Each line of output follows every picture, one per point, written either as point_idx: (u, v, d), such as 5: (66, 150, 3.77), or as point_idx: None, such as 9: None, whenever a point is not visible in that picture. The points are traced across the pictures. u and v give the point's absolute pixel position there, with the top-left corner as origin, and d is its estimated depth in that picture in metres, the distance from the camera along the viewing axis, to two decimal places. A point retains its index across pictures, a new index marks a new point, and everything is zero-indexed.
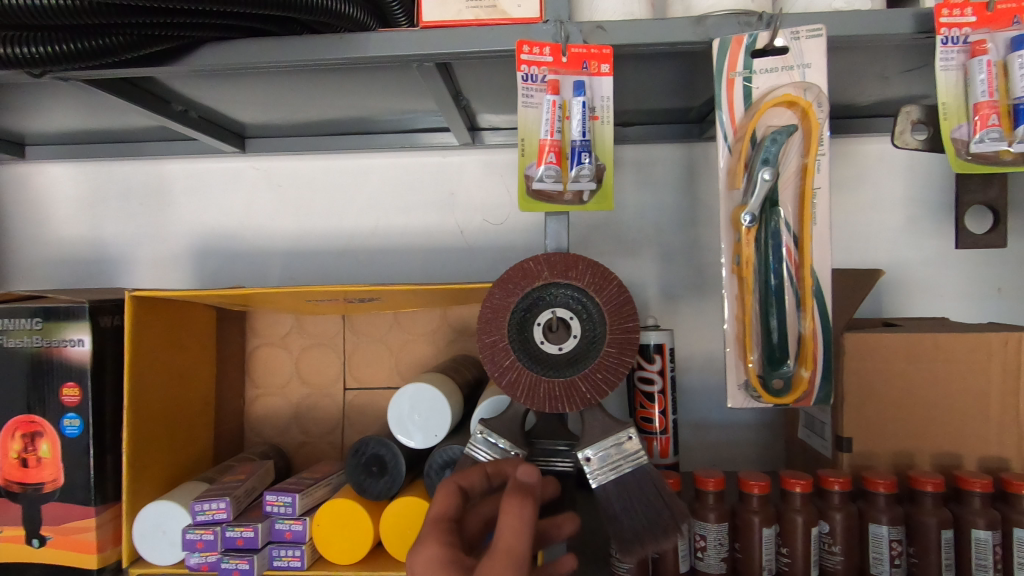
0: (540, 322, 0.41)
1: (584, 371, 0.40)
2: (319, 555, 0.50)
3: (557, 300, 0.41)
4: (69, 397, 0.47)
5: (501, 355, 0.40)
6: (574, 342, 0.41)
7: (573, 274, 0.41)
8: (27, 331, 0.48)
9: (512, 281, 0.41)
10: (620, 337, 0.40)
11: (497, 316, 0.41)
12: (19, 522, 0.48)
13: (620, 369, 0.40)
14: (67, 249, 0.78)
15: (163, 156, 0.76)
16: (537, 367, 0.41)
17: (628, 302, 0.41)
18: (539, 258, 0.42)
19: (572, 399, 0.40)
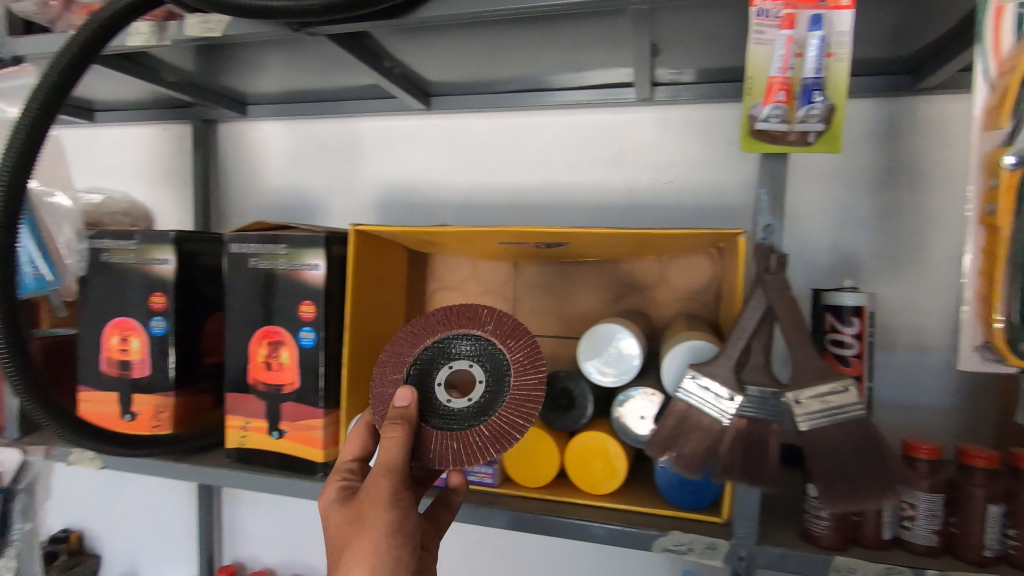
0: (447, 366, 0.49)
1: (444, 432, 0.46)
2: (506, 477, 0.54)
3: (474, 354, 0.49)
4: (306, 313, 0.55)
5: (396, 368, 0.49)
6: (462, 405, 0.47)
7: (509, 344, 0.48)
8: (273, 255, 0.56)
9: (454, 318, 0.49)
10: (497, 427, 0.45)
11: (417, 336, 0.50)
12: (264, 416, 0.57)
13: (475, 453, 0.44)
14: (275, 198, 0.89)
15: (357, 115, 0.84)
16: (420, 393, 0.48)
17: (533, 403, 0.45)
18: (493, 313, 0.49)
19: (433, 451, 0.45)
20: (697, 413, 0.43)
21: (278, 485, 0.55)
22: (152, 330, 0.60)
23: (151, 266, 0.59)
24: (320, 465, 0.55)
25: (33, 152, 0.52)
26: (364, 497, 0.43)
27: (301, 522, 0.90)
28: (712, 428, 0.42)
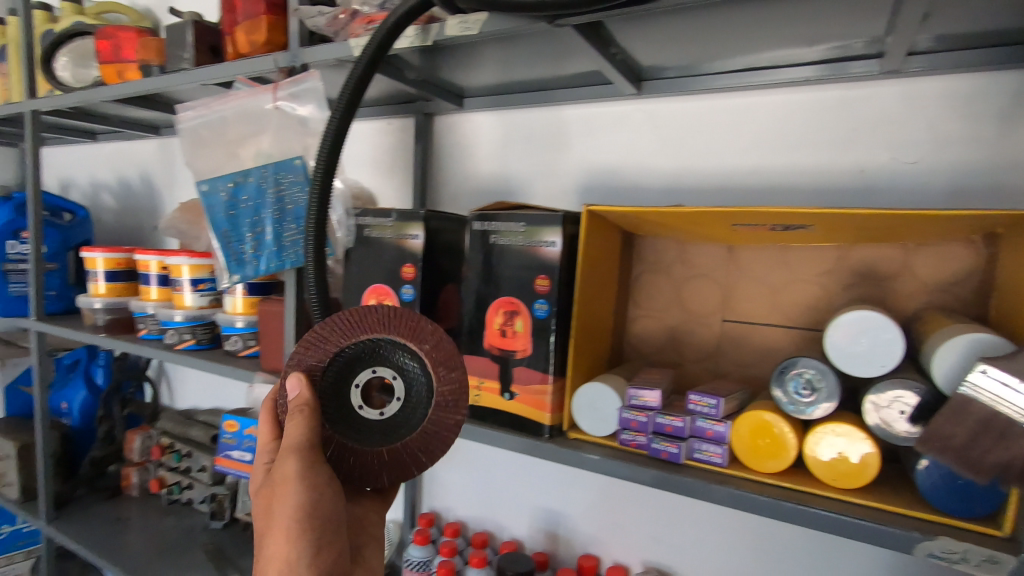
0: (365, 373, 0.51)
1: (353, 444, 0.50)
2: (734, 460, 0.54)
3: (394, 366, 0.51)
4: (542, 286, 0.59)
5: (315, 357, 0.51)
6: (372, 418, 0.51)
7: (439, 370, 0.50)
8: (514, 233, 0.61)
9: (385, 324, 0.51)
10: (402, 455, 0.50)
11: (346, 330, 0.51)
12: (497, 378, 0.63)
13: (370, 471, 0.50)
14: (482, 182, 0.97)
15: (566, 102, 0.87)
16: (335, 390, 0.51)
17: (439, 440, 0.50)
18: (434, 332, 0.51)
19: (339, 455, 0.50)
20: (991, 413, 0.39)
21: (508, 440, 0.61)
22: (403, 297, 0.69)
23: (405, 241, 0.68)
24: (547, 427, 0.60)
25: (340, 143, 0.59)
26: (275, 478, 0.46)
27: (494, 482, 0.98)
28: (1011, 429, 0.39)
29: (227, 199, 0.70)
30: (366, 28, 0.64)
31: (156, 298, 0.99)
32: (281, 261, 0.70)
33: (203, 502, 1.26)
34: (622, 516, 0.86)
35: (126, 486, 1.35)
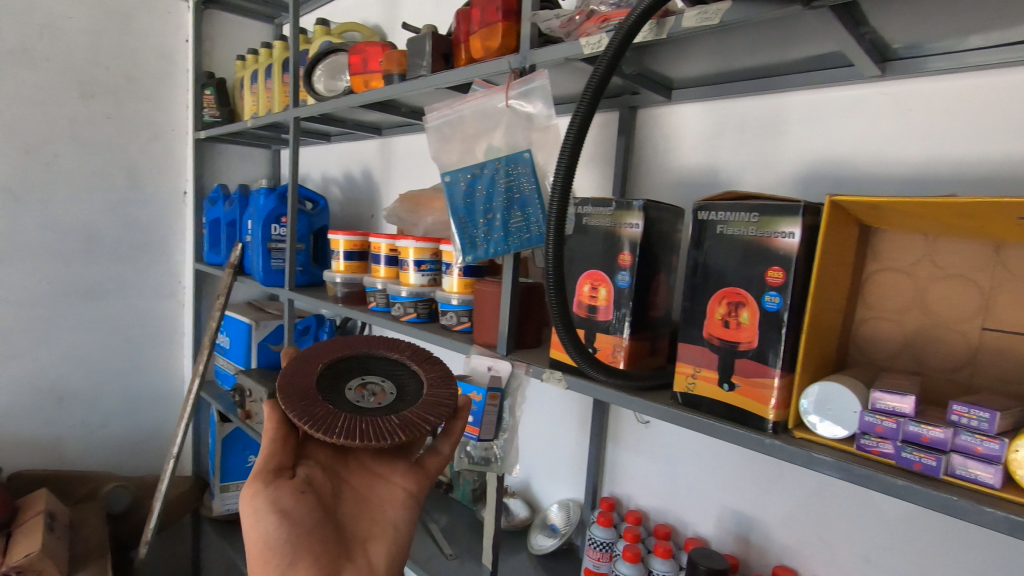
0: (355, 379, 0.75)
1: (358, 418, 0.67)
2: (1010, 484, 0.47)
3: (377, 371, 0.76)
4: (774, 278, 0.57)
5: (308, 365, 0.74)
6: (373, 403, 0.71)
7: (424, 365, 0.78)
8: (744, 223, 0.60)
9: (377, 338, 0.82)
10: (410, 419, 0.68)
11: (328, 350, 0.77)
12: (716, 368, 0.63)
13: (380, 433, 0.65)
14: (686, 174, 0.96)
15: (788, 89, 0.83)
16: (334, 390, 0.72)
17: (438, 407, 0.70)
18: (410, 346, 0.81)
19: (347, 424, 0.65)
20: None
21: (725, 431, 0.61)
22: (618, 284, 0.72)
23: (623, 229, 0.71)
24: (771, 422, 0.58)
25: (582, 136, 0.64)
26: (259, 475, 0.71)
27: (680, 477, 0.98)
28: None
29: (465, 188, 0.80)
30: (599, 27, 0.69)
31: (384, 275, 1.14)
32: (508, 245, 0.78)
33: None
34: (827, 530, 0.81)
35: None
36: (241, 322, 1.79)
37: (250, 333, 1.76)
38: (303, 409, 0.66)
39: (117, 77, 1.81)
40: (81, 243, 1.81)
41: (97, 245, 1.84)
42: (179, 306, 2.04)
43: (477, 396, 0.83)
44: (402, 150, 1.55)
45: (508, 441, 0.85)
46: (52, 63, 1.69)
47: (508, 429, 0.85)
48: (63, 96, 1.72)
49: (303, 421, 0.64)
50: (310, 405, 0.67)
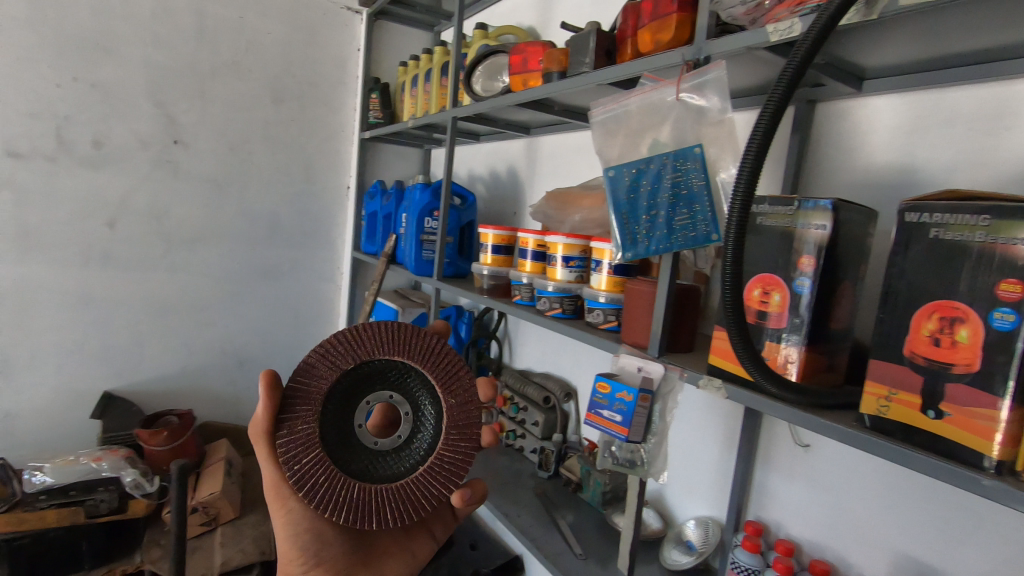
0: (376, 396, 0.81)
1: (329, 469, 0.76)
2: None
3: (404, 406, 0.82)
4: (1008, 292, 0.49)
5: (350, 355, 0.80)
6: (362, 447, 0.80)
7: (448, 433, 0.81)
8: (969, 227, 0.52)
9: (441, 357, 0.84)
10: (371, 502, 0.77)
11: (382, 342, 0.81)
12: (918, 391, 0.55)
13: (333, 494, 0.75)
14: (873, 174, 0.86)
15: (1019, 75, 0.71)
16: (349, 399, 0.80)
17: (405, 509, 0.78)
18: (459, 392, 0.83)
19: (315, 472, 0.75)
20: None
21: (929, 465, 0.53)
22: (796, 289, 0.66)
23: (805, 230, 0.65)
24: (992, 460, 0.50)
25: (771, 129, 0.60)
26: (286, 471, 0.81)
27: (844, 512, 0.88)
28: None
29: (629, 183, 0.79)
30: (792, 11, 0.64)
31: (530, 270, 1.17)
32: (671, 243, 0.76)
33: (534, 453, 1.45)
34: None
35: None
36: (389, 308, 1.93)
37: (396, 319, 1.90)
38: (294, 416, 0.77)
39: (301, 84, 2.05)
40: (265, 229, 2.07)
41: (276, 232, 2.10)
42: (336, 289, 2.27)
43: (627, 395, 0.81)
44: (548, 149, 1.57)
45: (657, 445, 0.82)
46: (253, 73, 1.95)
47: (656, 433, 0.82)
48: (260, 102, 1.98)
49: (286, 442, 0.76)
50: (303, 420, 0.77)
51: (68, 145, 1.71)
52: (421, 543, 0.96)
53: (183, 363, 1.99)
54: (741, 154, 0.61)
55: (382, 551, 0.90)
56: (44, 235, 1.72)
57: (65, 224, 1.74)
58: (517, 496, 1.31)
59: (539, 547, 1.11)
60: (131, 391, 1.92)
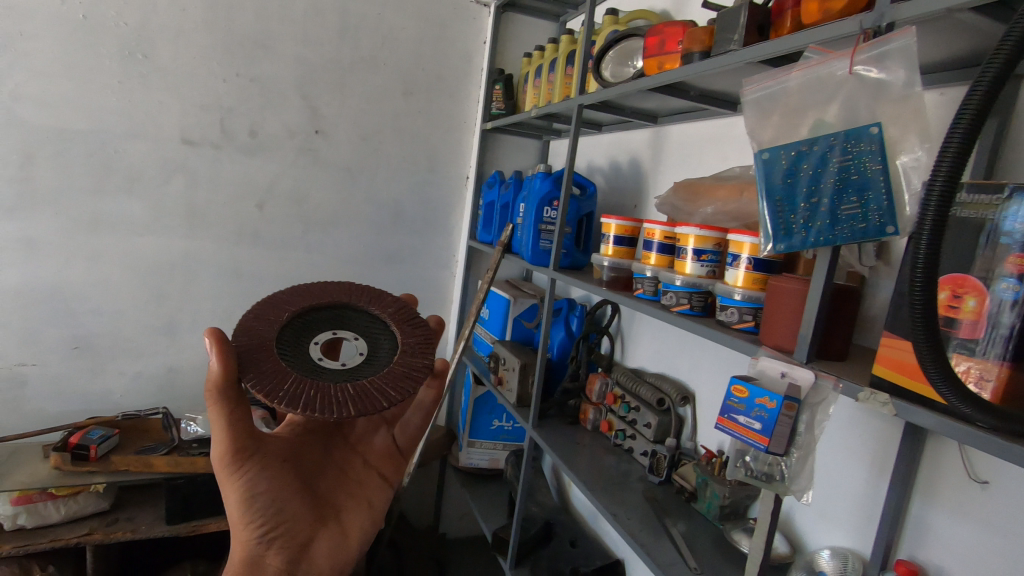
0: (322, 335, 0.86)
1: (309, 384, 0.76)
2: None
3: (352, 333, 0.88)
4: None
5: (281, 307, 0.86)
6: (331, 366, 0.82)
7: (405, 331, 0.89)
8: None
9: (363, 292, 0.94)
10: (368, 392, 0.77)
11: (308, 294, 0.90)
12: None
13: (326, 400, 0.74)
14: None
15: None
16: (294, 343, 0.83)
17: (402, 387, 0.79)
18: (398, 307, 0.93)
19: (298, 389, 0.74)
20: None
21: None
22: (999, 295, 0.55)
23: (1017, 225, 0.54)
24: None
25: (984, 111, 0.52)
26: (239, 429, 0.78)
27: None
28: None
29: (786, 166, 0.72)
30: None
31: (655, 263, 1.11)
32: (834, 235, 0.68)
33: (644, 455, 1.39)
34: None
35: (582, 419, 1.61)
36: (501, 297, 1.95)
37: (508, 308, 1.91)
38: (253, 361, 0.77)
39: (430, 77, 2.13)
40: (390, 216, 2.18)
41: (400, 219, 2.20)
42: (451, 277, 2.34)
43: (769, 401, 0.73)
44: (677, 139, 1.48)
45: (800, 460, 0.74)
46: (387, 67, 2.06)
47: (799, 447, 0.74)
48: (392, 95, 2.08)
49: (255, 379, 0.74)
50: (262, 360, 0.77)
51: (229, 134, 1.91)
52: (379, 492, 0.97)
53: None
54: (941, 141, 0.54)
55: (343, 506, 0.91)
56: (207, 214, 1.94)
57: (224, 205, 1.95)
58: (625, 497, 1.26)
59: (649, 552, 1.06)
60: None
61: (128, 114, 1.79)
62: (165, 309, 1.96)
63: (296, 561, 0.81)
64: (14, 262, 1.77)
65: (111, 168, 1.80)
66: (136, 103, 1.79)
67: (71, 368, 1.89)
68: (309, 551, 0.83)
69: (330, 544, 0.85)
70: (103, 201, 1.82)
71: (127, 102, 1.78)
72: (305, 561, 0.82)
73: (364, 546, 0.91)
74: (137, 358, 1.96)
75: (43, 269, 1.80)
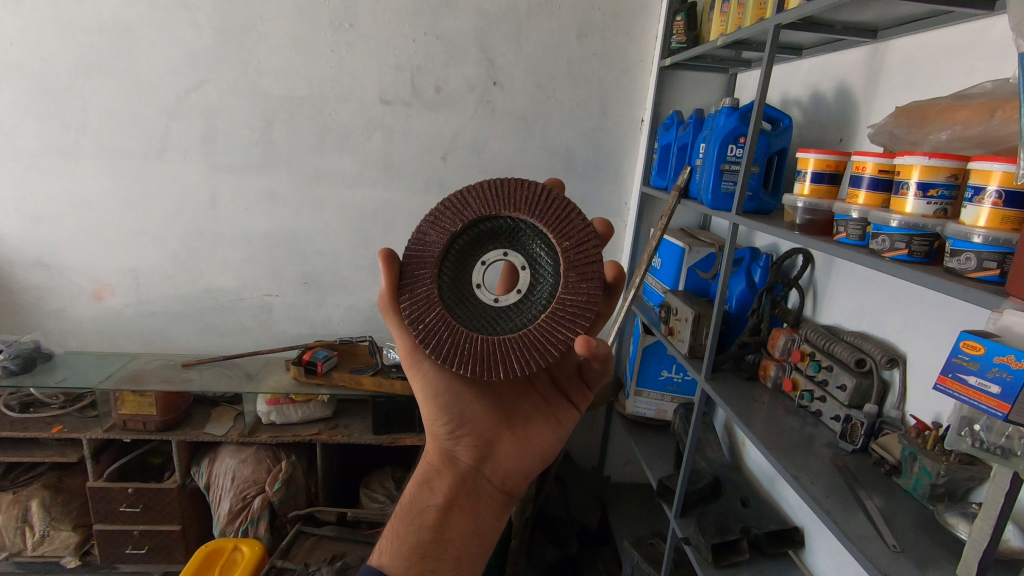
0: (487, 254, 0.96)
1: (447, 322, 0.93)
2: None
3: (514, 255, 0.96)
4: None
5: (459, 212, 0.95)
6: (480, 295, 0.96)
7: (569, 276, 0.92)
8: None
9: (548, 208, 0.94)
10: (504, 348, 0.92)
11: (486, 197, 0.95)
12: None
13: (469, 341, 0.92)
14: None
15: None
16: (457, 256, 0.97)
17: (533, 362, 0.91)
18: (569, 233, 0.93)
19: (438, 326, 0.92)
20: None
21: None
22: None
23: None
24: None
25: None
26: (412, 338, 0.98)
27: None
28: None
29: None
30: None
31: (864, 203, 0.96)
32: None
33: (835, 420, 1.25)
34: None
35: (763, 375, 1.50)
36: (675, 246, 1.87)
37: (682, 257, 1.83)
38: (413, 282, 0.93)
39: (606, 15, 2.04)
40: (563, 163, 2.20)
41: (572, 166, 2.20)
42: (623, 225, 2.30)
43: (1015, 361, 0.60)
44: (902, 55, 1.24)
45: None
46: (562, 10, 2.03)
47: None
48: (566, 38, 2.05)
49: (408, 303, 0.92)
50: (422, 279, 0.94)
51: (419, 92, 2.07)
52: (563, 412, 1.04)
53: None
54: None
55: (527, 418, 1.00)
56: (402, 165, 2.15)
57: (415, 157, 2.15)
58: (809, 463, 1.16)
59: (837, 522, 0.97)
60: None
61: (339, 79, 2.04)
62: (370, 251, 2.25)
63: (483, 455, 0.98)
64: (263, 212, 2.17)
65: (328, 128, 2.09)
66: (345, 68, 2.02)
67: (304, 299, 2.30)
68: (495, 449, 0.98)
69: (512, 450, 0.98)
70: (323, 158, 2.12)
71: (338, 68, 2.02)
72: (493, 457, 0.98)
73: (546, 456, 1.01)
74: (350, 293, 2.30)
75: (282, 216, 2.18)
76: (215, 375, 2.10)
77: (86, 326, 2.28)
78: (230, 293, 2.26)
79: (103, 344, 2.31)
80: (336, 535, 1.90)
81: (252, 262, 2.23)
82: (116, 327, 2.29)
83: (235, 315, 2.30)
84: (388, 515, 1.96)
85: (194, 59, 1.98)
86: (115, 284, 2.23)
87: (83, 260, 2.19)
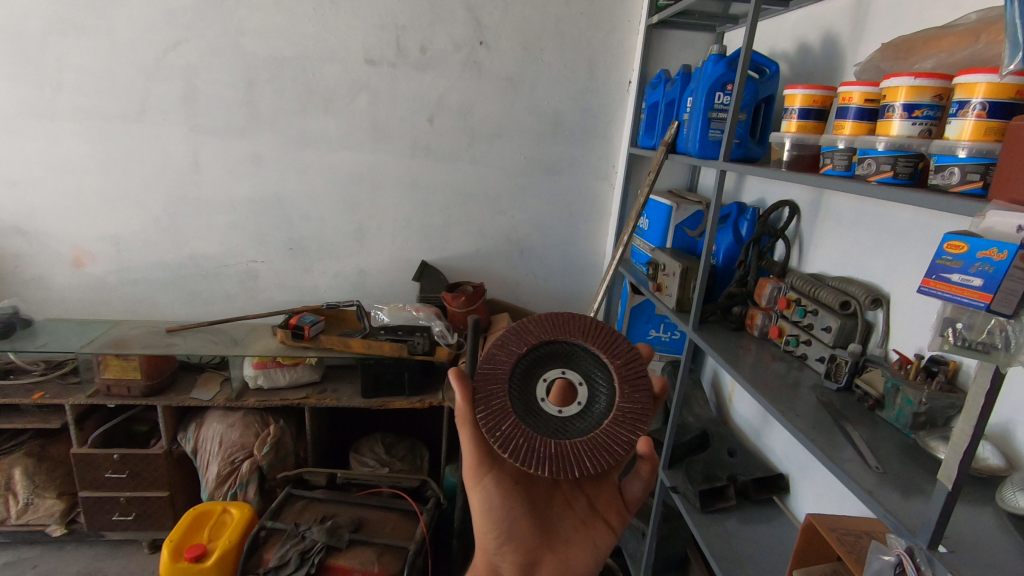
0: (548, 372, 0.98)
1: (520, 430, 0.92)
2: None
3: (574, 372, 0.98)
4: None
5: (524, 336, 0.98)
6: (546, 408, 0.96)
7: (627, 390, 0.95)
8: None
9: (601, 333, 0.99)
10: (574, 452, 0.91)
11: (549, 322, 0.99)
12: None
13: (545, 448, 0.91)
14: None
15: None
16: (523, 375, 0.97)
17: (603, 463, 0.91)
18: (625, 358, 0.97)
19: (513, 433, 0.91)
20: None
21: None
22: None
23: None
24: None
25: None
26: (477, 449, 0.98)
27: None
28: None
29: None
30: None
31: (850, 133, 0.97)
32: None
33: (820, 361, 1.27)
34: None
35: (749, 325, 1.51)
36: (663, 204, 1.87)
37: (670, 215, 1.83)
38: (487, 395, 0.94)
39: None
40: (551, 126, 2.19)
41: (560, 129, 2.19)
42: (610, 189, 2.29)
43: (997, 253, 0.61)
44: None
45: None
46: None
47: None
48: None
49: (484, 414, 0.92)
50: (495, 395, 0.94)
51: (404, 52, 2.04)
52: (605, 535, 1.03)
53: (479, 246, 2.31)
54: None
55: (569, 538, 1.01)
56: (389, 128, 2.12)
57: (402, 119, 2.12)
58: (796, 403, 1.17)
59: (821, 448, 0.99)
60: (440, 263, 2.33)
61: (322, 38, 2.00)
62: (357, 216, 2.23)
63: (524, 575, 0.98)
64: (247, 176, 2.14)
65: (313, 90, 2.05)
66: (330, 27, 1.99)
67: (290, 266, 2.27)
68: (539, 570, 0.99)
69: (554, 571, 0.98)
70: (307, 119, 2.09)
71: (321, 28, 1.98)
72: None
73: None
74: (337, 259, 2.28)
75: (267, 181, 2.15)
76: (201, 340, 2.07)
77: (67, 295, 2.24)
78: (214, 260, 2.23)
79: (85, 313, 2.27)
80: (326, 497, 1.88)
81: (236, 227, 2.20)
82: (98, 296, 2.25)
83: (221, 282, 2.27)
84: (378, 476, 1.96)
85: (173, 17, 1.93)
86: (96, 251, 2.19)
87: (62, 226, 2.15)
